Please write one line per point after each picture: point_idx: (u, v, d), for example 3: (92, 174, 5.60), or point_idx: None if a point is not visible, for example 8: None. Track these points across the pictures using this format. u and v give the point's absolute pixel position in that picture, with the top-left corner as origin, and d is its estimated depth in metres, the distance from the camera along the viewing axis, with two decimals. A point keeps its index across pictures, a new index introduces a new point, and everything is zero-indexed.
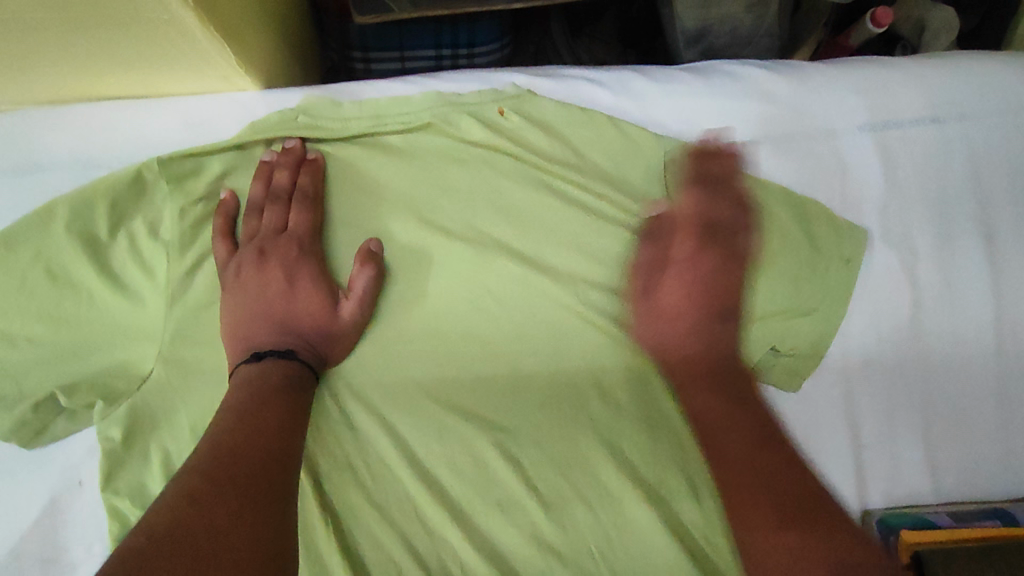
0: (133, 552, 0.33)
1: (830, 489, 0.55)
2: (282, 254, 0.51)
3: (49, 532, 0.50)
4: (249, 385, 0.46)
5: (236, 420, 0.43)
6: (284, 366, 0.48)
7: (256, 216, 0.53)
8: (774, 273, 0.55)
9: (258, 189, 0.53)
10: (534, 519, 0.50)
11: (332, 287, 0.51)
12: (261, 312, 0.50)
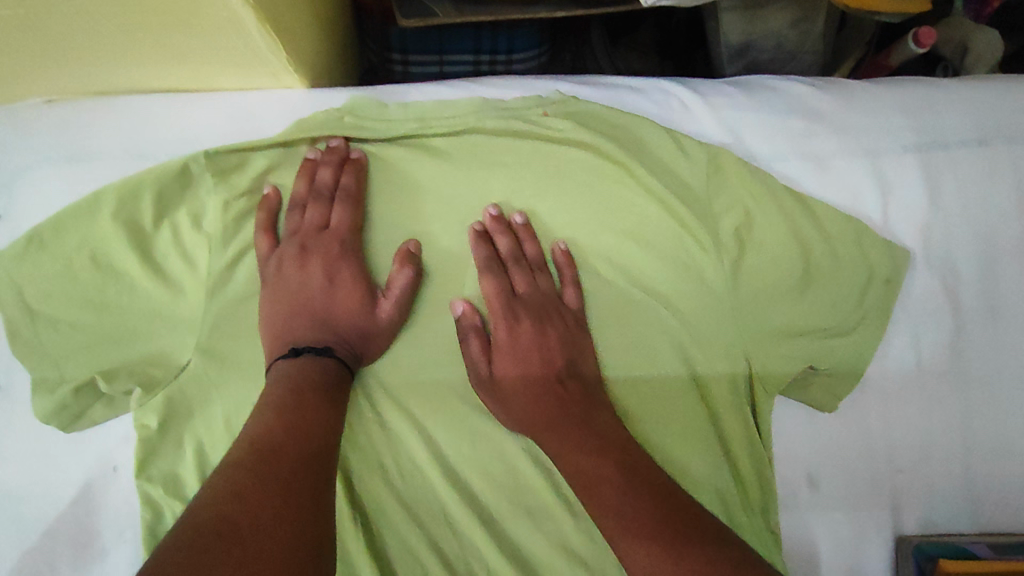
0: (184, 544, 0.34)
1: (863, 511, 0.55)
2: (322, 253, 0.52)
3: (84, 516, 0.51)
4: (287, 381, 0.47)
5: (278, 414, 0.44)
6: (322, 362, 0.48)
7: (299, 213, 0.53)
8: (815, 290, 0.54)
9: (300, 185, 0.53)
10: (562, 528, 0.51)
11: (371, 287, 0.52)
12: (302, 307, 0.51)
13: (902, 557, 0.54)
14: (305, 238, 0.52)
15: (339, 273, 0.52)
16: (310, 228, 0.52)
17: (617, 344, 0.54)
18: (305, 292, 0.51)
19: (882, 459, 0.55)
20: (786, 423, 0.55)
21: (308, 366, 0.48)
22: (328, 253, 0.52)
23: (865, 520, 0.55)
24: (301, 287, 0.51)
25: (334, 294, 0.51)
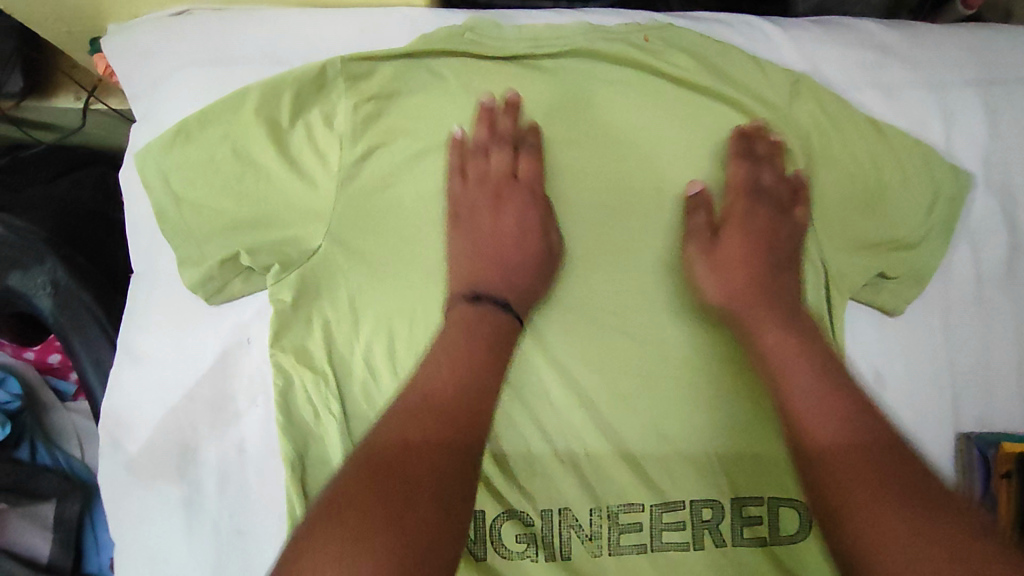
0: (353, 486, 0.40)
1: (925, 409, 0.61)
2: (513, 202, 0.58)
3: (221, 381, 0.56)
4: (469, 318, 0.51)
5: (461, 344, 0.48)
6: (505, 316, 0.52)
7: (474, 156, 0.59)
8: (887, 207, 0.60)
9: (480, 132, 0.59)
10: (652, 408, 0.58)
11: (548, 233, 0.57)
12: (488, 251, 0.56)
13: (963, 448, 0.60)
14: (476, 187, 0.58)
15: (500, 223, 0.58)
16: (478, 170, 0.59)
17: None
18: (479, 236, 0.57)
19: (942, 363, 0.62)
20: (855, 324, 0.62)
21: (488, 315, 0.51)
22: (493, 203, 0.58)
23: (929, 415, 0.61)
24: (488, 234, 0.57)
25: (500, 239, 0.57)
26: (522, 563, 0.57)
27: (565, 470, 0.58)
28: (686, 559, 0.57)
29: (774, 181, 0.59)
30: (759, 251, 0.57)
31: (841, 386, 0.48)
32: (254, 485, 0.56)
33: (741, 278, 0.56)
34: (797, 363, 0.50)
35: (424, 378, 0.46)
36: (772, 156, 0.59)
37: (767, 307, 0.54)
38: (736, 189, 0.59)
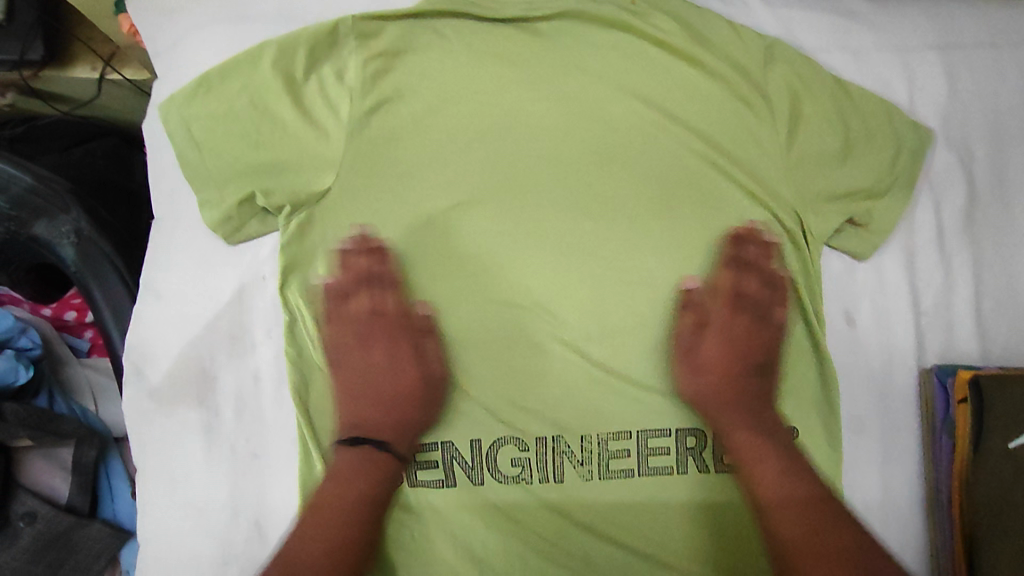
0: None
1: (892, 345, 0.66)
2: (398, 345, 0.63)
3: (238, 314, 0.60)
4: (353, 461, 0.58)
5: (349, 481, 0.57)
6: (372, 461, 0.58)
7: (352, 281, 0.62)
8: (855, 160, 0.65)
9: (354, 263, 0.61)
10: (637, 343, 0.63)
11: (428, 366, 0.62)
12: (378, 392, 0.62)
13: (925, 378, 0.65)
14: (355, 351, 0.62)
15: (402, 353, 0.62)
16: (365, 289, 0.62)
17: (684, 201, 0.65)
18: (370, 378, 0.62)
19: (909, 304, 0.67)
20: (827, 268, 0.67)
21: (363, 454, 0.59)
22: (384, 347, 0.63)
23: (895, 351, 0.66)
24: (366, 371, 0.62)
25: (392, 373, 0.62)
26: (517, 487, 0.61)
27: (558, 402, 0.62)
28: (669, 483, 0.62)
29: (757, 287, 0.65)
30: (743, 355, 0.65)
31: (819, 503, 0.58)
32: (269, 412, 0.60)
33: (705, 387, 0.63)
34: (764, 473, 0.60)
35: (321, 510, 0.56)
36: (757, 259, 0.65)
37: (734, 412, 0.62)
38: (723, 290, 0.65)
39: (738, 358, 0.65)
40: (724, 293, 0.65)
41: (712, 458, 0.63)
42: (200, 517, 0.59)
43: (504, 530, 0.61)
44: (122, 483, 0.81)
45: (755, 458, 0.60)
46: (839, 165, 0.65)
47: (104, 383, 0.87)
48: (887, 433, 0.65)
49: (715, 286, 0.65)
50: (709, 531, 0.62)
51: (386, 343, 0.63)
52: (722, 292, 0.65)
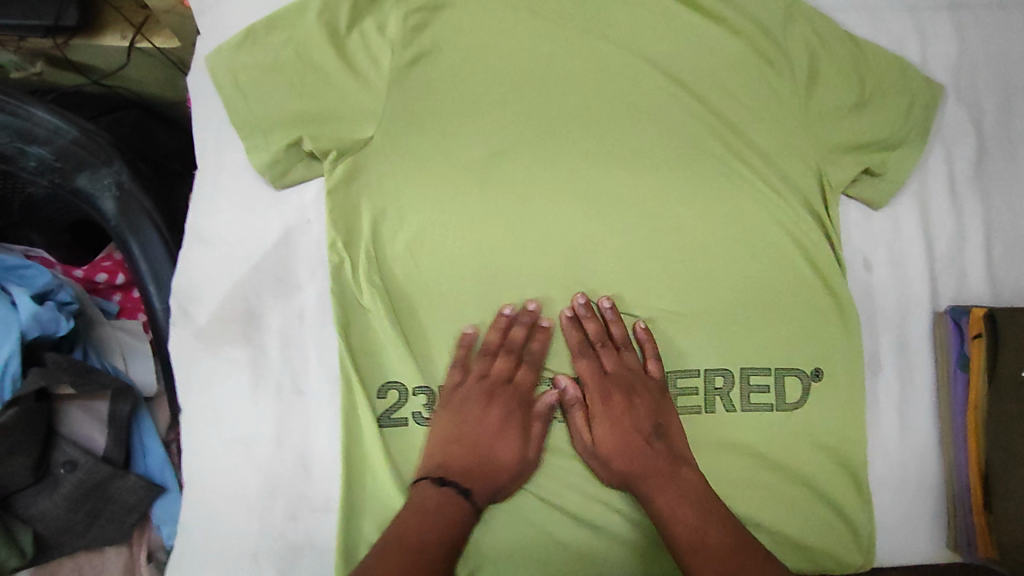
0: None
1: (909, 288, 0.70)
2: (501, 403, 0.61)
3: (284, 256, 0.62)
4: (426, 505, 0.55)
5: (426, 533, 0.53)
6: (453, 498, 0.56)
7: (608, 350, 0.64)
8: (872, 113, 0.69)
9: (609, 346, 0.64)
10: (667, 285, 0.66)
11: (524, 435, 0.61)
12: (469, 443, 0.59)
13: (938, 319, 0.68)
14: (491, 421, 0.60)
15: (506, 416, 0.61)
16: (637, 369, 0.63)
17: (711, 151, 0.68)
18: (438, 437, 0.59)
19: (923, 249, 0.70)
20: (847, 215, 0.70)
21: (442, 497, 0.56)
22: (485, 412, 0.60)
23: (910, 295, 0.69)
24: (477, 438, 0.59)
25: (493, 436, 0.60)
26: (553, 423, 0.63)
27: (594, 341, 0.65)
28: (700, 419, 0.65)
29: (615, 364, 0.63)
30: (639, 421, 0.61)
31: (719, 529, 0.55)
32: (314, 353, 0.61)
33: (623, 418, 0.61)
34: (683, 509, 0.56)
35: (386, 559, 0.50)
36: (602, 335, 0.64)
37: (643, 445, 0.60)
38: (760, 373, 0.65)
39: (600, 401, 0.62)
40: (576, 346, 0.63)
41: (739, 398, 0.65)
42: (247, 452, 0.60)
43: (542, 467, 0.62)
44: (153, 439, 0.82)
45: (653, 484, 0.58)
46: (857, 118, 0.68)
47: (137, 343, 0.87)
48: (904, 372, 0.68)
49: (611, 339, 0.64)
50: (737, 465, 0.65)
51: (594, 402, 0.62)
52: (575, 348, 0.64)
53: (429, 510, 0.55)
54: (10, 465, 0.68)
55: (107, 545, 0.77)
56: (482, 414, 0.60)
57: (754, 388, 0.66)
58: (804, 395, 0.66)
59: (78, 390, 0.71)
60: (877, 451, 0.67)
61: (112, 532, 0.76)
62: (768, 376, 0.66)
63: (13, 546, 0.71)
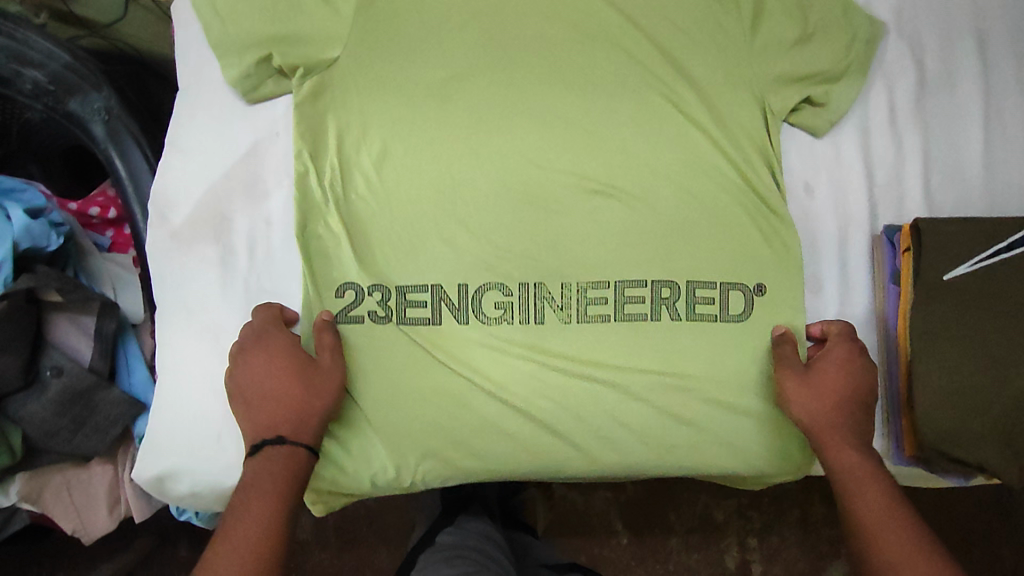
0: None
1: (850, 212, 0.73)
2: (263, 353, 0.63)
3: (253, 164, 0.67)
4: (269, 465, 0.59)
5: (275, 486, 0.58)
6: (256, 464, 0.59)
7: (835, 354, 0.67)
8: (816, 44, 0.72)
9: (843, 345, 0.67)
10: (615, 203, 0.70)
11: (307, 357, 0.63)
12: (258, 398, 0.62)
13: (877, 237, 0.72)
14: (258, 374, 0.62)
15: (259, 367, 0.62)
16: (846, 365, 0.66)
17: (660, 79, 0.72)
18: (248, 411, 0.62)
19: (864, 175, 0.73)
20: (790, 142, 0.74)
21: (280, 455, 0.60)
22: (258, 362, 0.62)
23: (850, 219, 0.73)
24: (250, 395, 0.62)
25: (248, 384, 0.62)
26: (502, 327, 0.68)
27: (542, 252, 0.69)
28: (646, 327, 0.69)
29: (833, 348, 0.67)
30: (834, 403, 0.65)
31: (907, 520, 0.60)
32: (279, 256, 0.67)
33: (831, 415, 0.65)
34: (871, 499, 0.61)
35: (242, 526, 0.56)
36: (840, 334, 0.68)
37: (841, 434, 0.65)
38: (836, 352, 0.67)
39: (258, 364, 0.62)
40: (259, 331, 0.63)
41: (683, 308, 0.70)
42: (216, 341, 0.65)
43: (490, 365, 0.67)
44: (138, 359, 0.87)
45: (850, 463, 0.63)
46: (800, 48, 0.72)
47: (123, 275, 0.90)
48: (844, 292, 0.72)
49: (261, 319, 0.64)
50: (677, 370, 0.68)
51: (806, 395, 0.66)
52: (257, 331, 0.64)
53: (272, 468, 0.59)
54: (1, 364, 0.73)
55: (88, 452, 0.82)
56: (247, 375, 0.62)
57: (700, 299, 0.70)
58: (748, 307, 0.70)
59: (66, 299, 0.77)
60: None
61: (94, 441, 0.82)
62: (714, 288, 0.70)
63: (4, 443, 0.78)
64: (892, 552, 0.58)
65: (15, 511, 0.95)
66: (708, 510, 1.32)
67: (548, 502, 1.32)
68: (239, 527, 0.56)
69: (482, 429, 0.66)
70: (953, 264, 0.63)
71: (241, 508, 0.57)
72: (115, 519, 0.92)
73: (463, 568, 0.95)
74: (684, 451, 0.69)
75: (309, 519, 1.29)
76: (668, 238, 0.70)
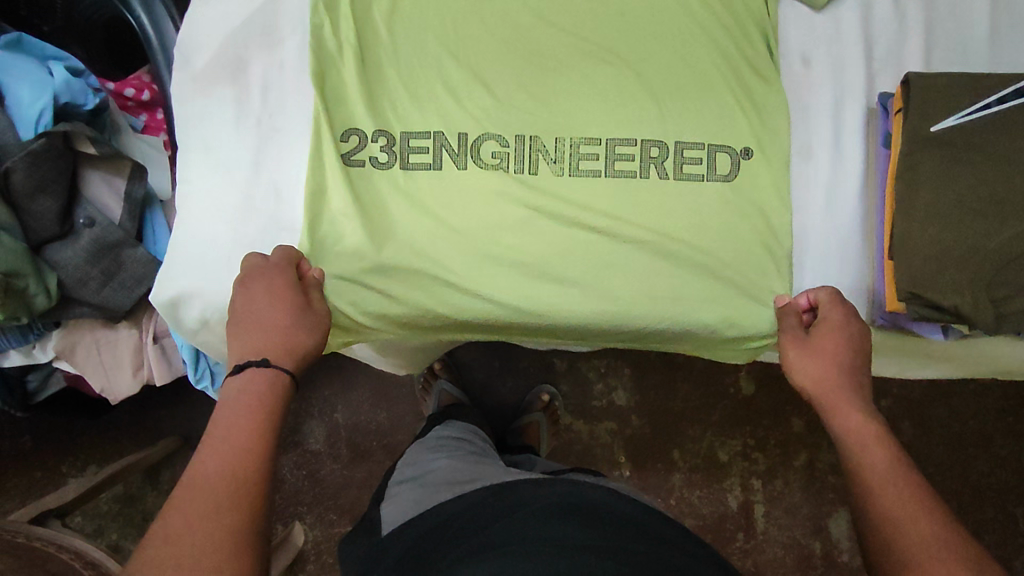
0: (184, 500, 0.49)
1: (848, 80, 0.73)
2: (262, 283, 0.64)
3: (270, 14, 0.72)
4: (251, 386, 0.58)
5: (249, 406, 0.56)
6: (250, 376, 0.59)
7: (830, 320, 0.66)
8: None
9: (838, 309, 0.67)
10: (609, 61, 0.72)
11: (301, 293, 0.66)
12: (255, 322, 0.62)
13: (875, 104, 0.73)
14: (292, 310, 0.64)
15: (283, 294, 0.64)
16: (841, 329, 0.66)
17: None
18: (265, 330, 0.62)
19: (863, 44, 0.74)
20: (788, 12, 0.75)
21: (259, 374, 0.59)
22: (286, 297, 0.64)
23: (845, 92, 0.73)
24: (267, 320, 0.63)
25: (296, 328, 0.64)
26: (494, 174, 0.71)
27: (537, 106, 0.72)
28: (632, 181, 0.72)
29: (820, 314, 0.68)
30: (828, 367, 0.64)
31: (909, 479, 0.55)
32: (290, 99, 0.72)
33: (831, 378, 0.64)
34: (871, 454, 0.57)
35: (213, 447, 0.53)
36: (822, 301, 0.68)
37: (842, 398, 0.62)
38: (827, 321, 0.67)
39: (259, 291, 0.64)
40: (266, 266, 0.66)
41: (671, 167, 0.72)
42: (228, 174, 0.71)
43: (482, 208, 0.70)
44: (163, 231, 0.93)
45: (852, 425, 0.60)
46: None
47: (155, 155, 0.95)
48: (836, 160, 0.73)
49: (272, 257, 0.67)
50: (661, 222, 0.71)
51: (803, 364, 0.65)
52: (264, 266, 0.66)
53: (240, 394, 0.57)
54: (39, 206, 0.80)
55: (115, 306, 0.88)
56: (278, 301, 0.64)
57: (687, 159, 0.71)
58: (735, 169, 0.71)
59: (98, 153, 0.83)
60: (802, 223, 0.72)
61: (120, 296, 0.88)
62: (701, 149, 0.71)
63: (42, 285, 0.82)
64: (886, 496, 0.54)
65: (51, 370, 1.01)
66: (713, 449, 1.29)
67: (553, 430, 1.27)
68: (226, 439, 0.53)
69: (472, 268, 0.70)
70: (941, 117, 0.64)
71: (222, 424, 0.55)
72: (138, 381, 0.98)
73: (449, 449, 0.89)
74: (670, 304, 0.71)
75: (321, 429, 1.27)
76: (661, 96, 0.72)
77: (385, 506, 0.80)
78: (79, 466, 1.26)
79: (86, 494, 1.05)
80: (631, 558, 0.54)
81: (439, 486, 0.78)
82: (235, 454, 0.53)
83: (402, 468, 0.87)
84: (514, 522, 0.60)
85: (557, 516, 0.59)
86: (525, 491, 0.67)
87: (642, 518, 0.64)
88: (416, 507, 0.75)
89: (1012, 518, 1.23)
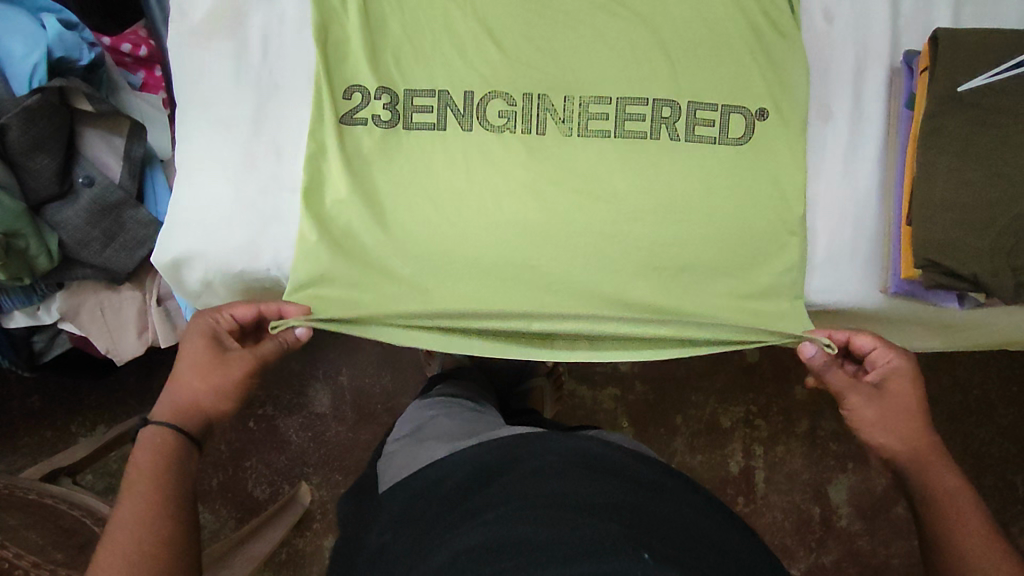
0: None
1: (873, 35, 0.70)
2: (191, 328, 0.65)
3: None
4: (147, 445, 0.60)
5: (142, 476, 0.58)
6: (151, 435, 0.61)
7: (898, 371, 0.64)
8: None
9: (899, 359, 0.65)
10: (622, 16, 0.70)
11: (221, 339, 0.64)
12: (174, 373, 0.64)
13: (900, 61, 0.70)
14: (200, 355, 0.63)
15: (199, 345, 0.63)
16: (906, 382, 0.65)
17: None
18: (177, 381, 0.63)
19: None
20: None
21: (158, 433, 0.61)
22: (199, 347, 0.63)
23: (868, 50, 0.70)
24: (180, 369, 0.63)
25: (202, 381, 0.63)
26: (502, 135, 0.69)
27: (546, 62, 0.69)
28: (642, 143, 0.69)
29: (886, 365, 0.65)
30: (908, 423, 0.64)
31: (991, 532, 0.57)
32: (291, 55, 0.70)
33: (913, 434, 0.63)
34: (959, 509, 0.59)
35: (118, 514, 0.56)
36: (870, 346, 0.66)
37: (936, 458, 0.63)
38: (900, 374, 0.65)
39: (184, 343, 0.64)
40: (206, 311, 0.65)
41: (683, 129, 0.69)
42: (228, 132, 0.69)
43: (486, 170, 0.69)
44: (164, 191, 0.92)
45: (939, 479, 0.61)
46: None
47: (154, 113, 0.92)
48: (855, 123, 0.70)
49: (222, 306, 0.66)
50: (670, 187, 0.69)
51: (877, 421, 0.65)
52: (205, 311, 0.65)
53: (137, 461, 0.59)
54: (36, 163, 0.79)
55: (117, 268, 0.87)
56: (192, 343, 0.63)
57: (700, 120, 0.69)
58: (748, 131, 0.69)
59: (95, 109, 0.81)
60: (818, 189, 0.70)
61: (122, 257, 0.87)
62: (714, 110, 0.69)
63: (43, 246, 0.81)
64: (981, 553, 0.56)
65: (56, 332, 1.00)
66: (715, 416, 1.30)
67: (557, 394, 1.27)
68: (123, 507, 0.57)
69: (478, 231, 0.68)
70: (969, 76, 0.62)
71: (122, 494, 0.57)
72: (144, 343, 0.98)
73: (448, 406, 0.88)
74: (679, 268, 0.69)
75: (326, 393, 1.27)
76: (676, 52, 0.69)
77: (381, 464, 0.79)
78: (87, 426, 1.27)
79: (95, 455, 1.05)
80: (636, 515, 0.53)
81: (431, 441, 0.77)
82: (131, 517, 0.56)
83: (400, 425, 0.86)
84: (516, 478, 0.60)
85: (556, 473, 0.59)
86: (527, 445, 0.66)
87: (657, 474, 0.63)
88: (409, 464, 0.74)
89: (1011, 486, 1.23)
